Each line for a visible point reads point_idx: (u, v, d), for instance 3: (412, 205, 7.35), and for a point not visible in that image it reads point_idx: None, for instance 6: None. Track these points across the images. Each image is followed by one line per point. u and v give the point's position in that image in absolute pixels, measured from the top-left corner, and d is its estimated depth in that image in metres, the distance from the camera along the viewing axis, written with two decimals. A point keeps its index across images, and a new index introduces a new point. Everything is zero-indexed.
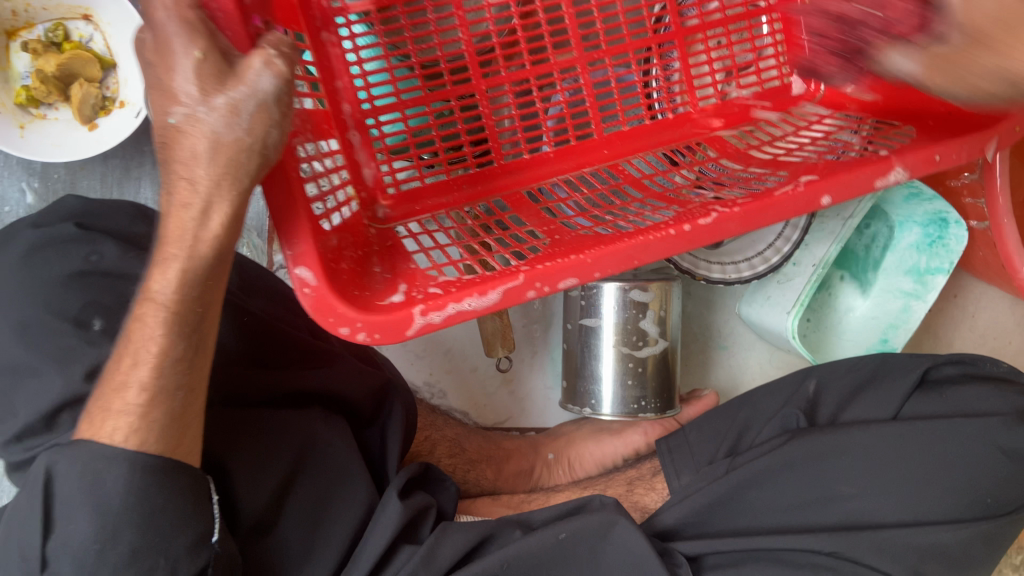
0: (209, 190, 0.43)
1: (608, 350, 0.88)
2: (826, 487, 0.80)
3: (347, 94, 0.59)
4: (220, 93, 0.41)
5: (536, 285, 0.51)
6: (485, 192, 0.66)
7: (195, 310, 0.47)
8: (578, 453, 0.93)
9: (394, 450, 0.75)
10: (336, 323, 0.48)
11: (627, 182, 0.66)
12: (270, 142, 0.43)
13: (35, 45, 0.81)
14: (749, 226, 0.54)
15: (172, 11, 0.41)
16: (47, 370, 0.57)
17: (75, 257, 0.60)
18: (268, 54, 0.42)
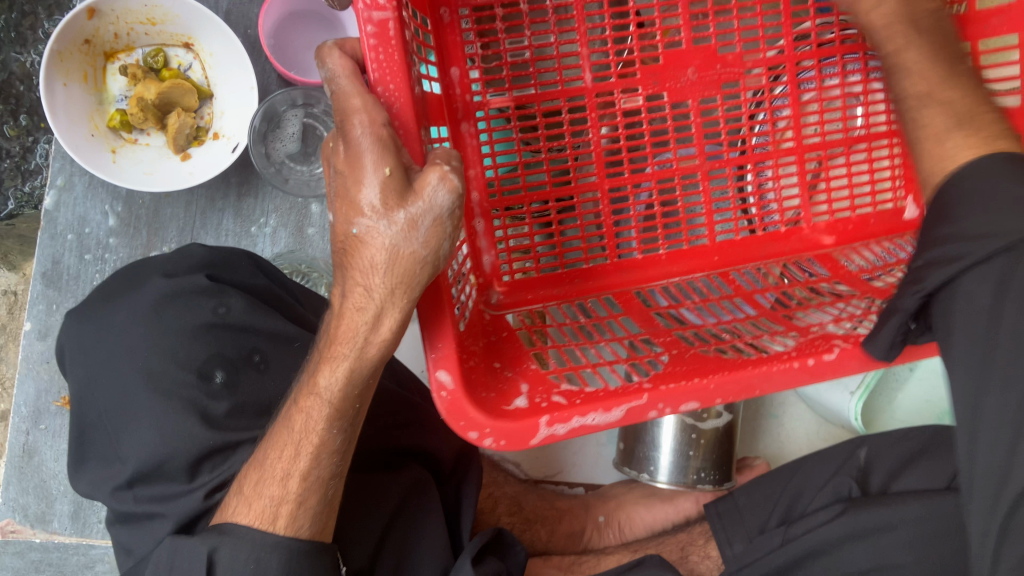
0: (382, 297, 0.50)
1: (670, 423, 0.89)
2: (882, 556, 0.78)
3: (477, 183, 0.76)
4: (402, 208, 0.48)
5: (657, 405, 0.61)
6: (583, 291, 0.79)
7: (352, 396, 0.54)
8: (629, 516, 0.94)
9: (470, 511, 0.75)
10: (464, 426, 0.58)
11: (738, 295, 0.77)
12: (441, 253, 0.50)
13: (135, 70, 0.80)
14: (862, 363, 0.63)
15: (368, 130, 0.49)
16: (168, 421, 0.57)
17: (203, 309, 0.60)
18: (445, 173, 0.49)
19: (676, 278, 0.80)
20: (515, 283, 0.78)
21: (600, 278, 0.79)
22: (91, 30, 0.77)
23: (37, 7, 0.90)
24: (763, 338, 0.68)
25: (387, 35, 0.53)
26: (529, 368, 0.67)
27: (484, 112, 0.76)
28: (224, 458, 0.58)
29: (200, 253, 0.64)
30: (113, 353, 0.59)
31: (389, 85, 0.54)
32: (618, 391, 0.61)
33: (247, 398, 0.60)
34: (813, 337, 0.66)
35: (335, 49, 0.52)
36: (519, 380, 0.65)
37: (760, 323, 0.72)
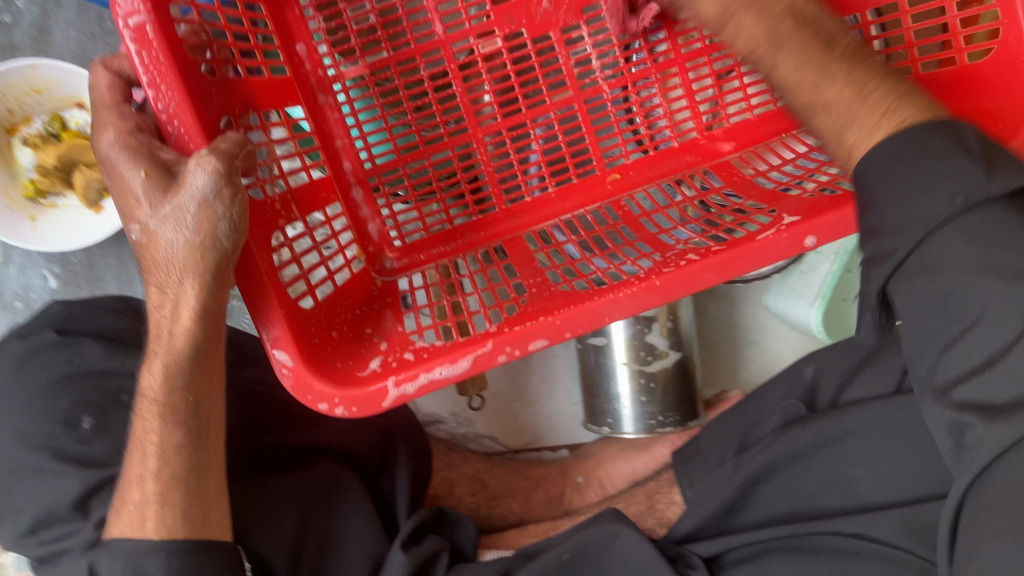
0: (173, 284, 0.50)
1: (620, 370, 0.87)
2: (835, 476, 0.75)
3: (347, 154, 0.74)
4: (166, 200, 0.48)
5: (505, 349, 0.57)
6: (476, 243, 0.77)
7: (184, 393, 0.55)
8: (607, 472, 0.92)
9: (403, 495, 0.76)
10: (315, 399, 0.56)
11: (624, 221, 0.74)
12: (221, 234, 0.49)
13: (36, 140, 0.85)
14: (716, 275, 0.58)
15: (117, 141, 0.49)
16: (45, 467, 0.60)
17: (59, 361, 0.65)
18: (201, 156, 0.47)
19: (569, 214, 0.77)
20: (407, 247, 0.77)
21: (491, 226, 0.77)
22: None
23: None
24: (628, 265, 0.65)
25: (146, 37, 0.48)
26: (398, 331, 0.66)
27: (342, 86, 0.73)
28: (112, 492, 0.60)
29: (60, 310, 0.69)
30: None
31: (161, 87, 0.49)
32: (467, 341, 0.58)
33: (121, 434, 0.63)
34: (672, 255, 0.62)
35: (100, 69, 0.54)
36: (382, 346, 0.64)
37: (636, 248, 0.68)
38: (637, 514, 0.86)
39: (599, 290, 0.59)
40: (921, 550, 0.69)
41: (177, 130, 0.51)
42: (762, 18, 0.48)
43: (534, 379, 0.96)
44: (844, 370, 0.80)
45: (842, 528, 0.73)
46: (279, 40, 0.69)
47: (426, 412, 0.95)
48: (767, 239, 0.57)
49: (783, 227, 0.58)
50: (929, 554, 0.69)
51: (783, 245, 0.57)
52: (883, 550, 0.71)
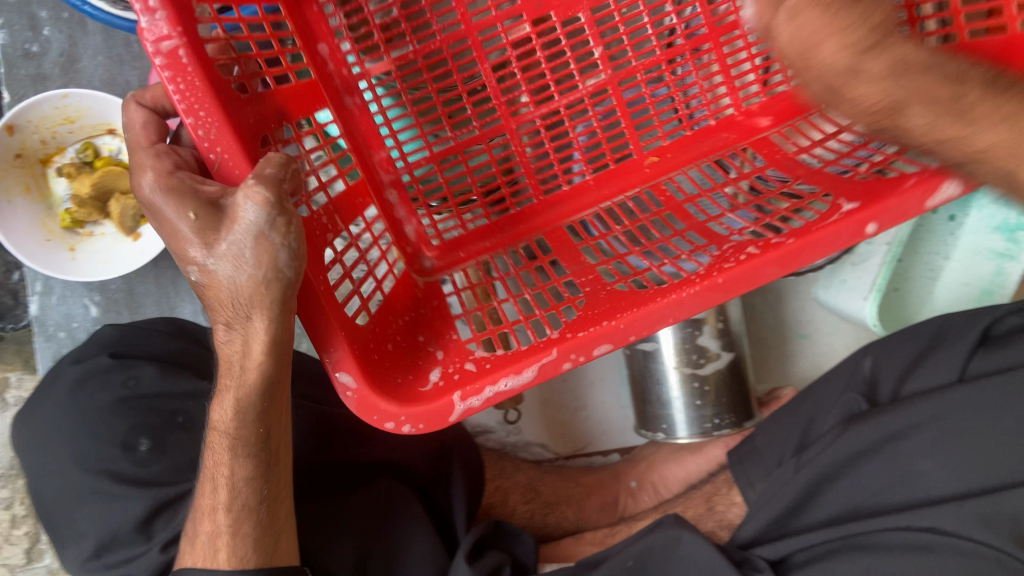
0: (238, 320, 0.47)
1: (670, 373, 0.85)
2: (902, 468, 0.73)
3: (377, 155, 0.69)
4: (220, 240, 0.45)
5: (571, 356, 0.55)
6: (517, 237, 0.73)
7: (256, 427, 0.52)
8: (660, 475, 0.91)
9: (460, 509, 0.75)
10: (380, 419, 0.55)
11: (669, 208, 0.69)
12: (281, 265, 0.45)
13: (69, 169, 0.84)
14: (779, 269, 0.54)
15: (157, 184, 0.47)
16: (107, 493, 0.59)
17: (114, 385, 0.63)
18: (248, 188, 0.44)
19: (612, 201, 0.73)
20: (444, 244, 0.73)
21: (532, 220, 0.73)
22: (17, 145, 0.82)
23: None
24: (682, 259, 0.62)
25: (181, 62, 0.46)
26: (451, 339, 0.64)
27: (369, 83, 0.67)
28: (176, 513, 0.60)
29: (109, 334, 0.67)
30: (50, 449, 0.62)
31: (200, 112, 0.47)
32: (532, 350, 0.56)
33: (180, 456, 0.62)
34: (728, 248, 0.59)
35: (135, 109, 0.54)
36: (437, 357, 0.62)
37: (685, 240, 0.65)
38: (695, 516, 0.84)
39: (662, 289, 0.57)
40: (997, 542, 0.67)
41: (218, 155, 0.49)
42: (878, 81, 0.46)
43: (582, 383, 0.94)
44: (903, 361, 0.80)
45: (912, 522, 0.71)
46: (304, 42, 0.62)
47: (474, 423, 0.94)
48: (833, 225, 0.54)
49: (842, 215, 0.55)
50: (1005, 544, 0.66)
51: (844, 236, 0.54)
52: (958, 544, 0.68)
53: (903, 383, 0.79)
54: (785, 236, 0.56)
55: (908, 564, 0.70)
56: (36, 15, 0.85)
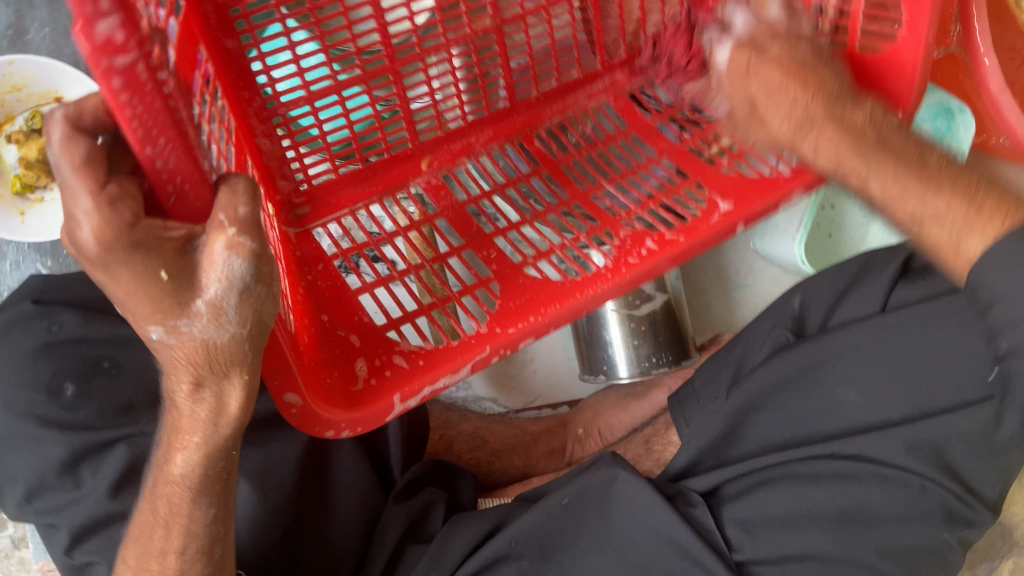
0: (216, 380, 0.45)
1: (609, 314, 0.87)
2: (827, 402, 0.75)
3: (256, 103, 0.61)
4: (198, 296, 0.41)
5: (500, 351, 0.59)
6: (388, 184, 0.71)
7: (214, 473, 0.51)
8: (607, 422, 0.93)
9: (399, 451, 0.77)
10: (321, 428, 0.55)
11: (545, 168, 0.71)
12: (265, 316, 0.44)
13: (17, 136, 0.87)
14: (671, 262, 0.62)
15: (115, 246, 0.38)
16: (35, 436, 0.61)
17: (37, 331, 0.65)
18: (232, 239, 0.40)
19: (482, 151, 0.73)
20: (312, 190, 0.70)
21: (406, 167, 0.72)
22: None
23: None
24: (580, 241, 0.64)
25: (139, 82, 0.36)
26: (364, 321, 0.62)
27: (243, 10, 0.57)
28: (101, 459, 0.62)
29: (35, 283, 0.68)
30: None
31: (157, 137, 0.38)
32: (463, 347, 0.59)
33: (105, 401, 0.64)
34: (625, 237, 0.64)
35: (57, 121, 0.37)
36: (354, 344, 0.61)
37: (574, 213, 0.67)
38: (635, 457, 0.86)
39: (574, 284, 0.61)
40: (924, 469, 0.69)
41: (178, 186, 0.40)
42: (817, 139, 0.58)
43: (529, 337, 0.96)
44: (830, 296, 0.81)
45: (838, 450, 0.73)
46: None
47: None
48: (715, 225, 0.63)
49: (721, 215, 0.64)
50: (931, 471, 0.69)
51: (721, 234, 0.63)
52: (882, 471, 0.70)
53: (831, 315, 0.80)
54: (676, 233, 0.63)
55: (832, 491, 0.72)
56: None
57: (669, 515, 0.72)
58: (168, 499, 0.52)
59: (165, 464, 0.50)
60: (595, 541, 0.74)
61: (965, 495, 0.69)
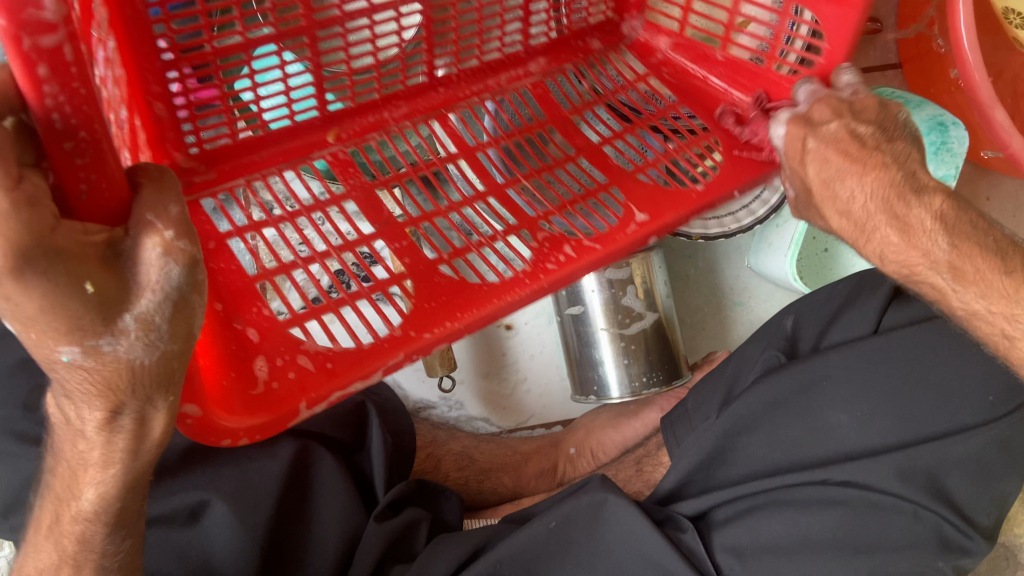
0: (140, 404, 0.40)
1: (600, 334, 0.86)
2: (816, 426, 0.71)
3: (153, 72, 0.56)
4: (127, 313, 0.36)
5: (413, 356, 0.58)
6: (293, 154, 0.67)
7: (127, 504, 0.49)
8: (599, 441, 0.91)
9: (381, 471, 0.75)
10: (217, 437, 0.55)
11: (462, 154, 0.70)
12: (196, 328, 0.40)
13: None
14: (590, 270, 0.63)
15: (31, 263, 0.32)
16: (9, 452, 0.62)
17: (13, 346, 0.65)
18: (172, 245, 0.36)
19: (393, 125, 0.70)
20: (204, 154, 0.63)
21: (310, 137, 0.68)
22: None
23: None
24: (498, 242, 0.65)
25: (63, 63, 0.33)
26: (263, 315, 0.59)
27: None
28: None
29: None
30: None
31: (77, 130, 0.35)
32: (374, 351, 0.58)
33: None
34: (543, 240, 0.64)
35: None
36: (251, 338, 0.58)
37: (487, 210, 0.67)
38: (626, 478, 0.85)
39: (492, 288, 0.61)
40: (914, 494, 0.67)
41: (89, 188, 0.36)
42: (916, 242, 0.58)
43: (518, 357, 0.96)
44: (824, 317, 0.78)
45: (829, 476, 0.69)
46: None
47: (415, 398, 0.94)
48: (632, 234, 0.64)
49: (639, 225, 0.65)
50: (921, 497, 0.67)
51: (638, 242, 0.65)
52: (874, 497, 0.68)
53: (824, 336, 0.77)
54: (593, 239, 0.64)
55: (823, 518, 0.68)
56: None
57: (657, 540, 0.70)
58: (76, 536, 0.50)
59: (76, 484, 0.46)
60: (585, 562, 0.72)
61: (954, 518, 0.68)
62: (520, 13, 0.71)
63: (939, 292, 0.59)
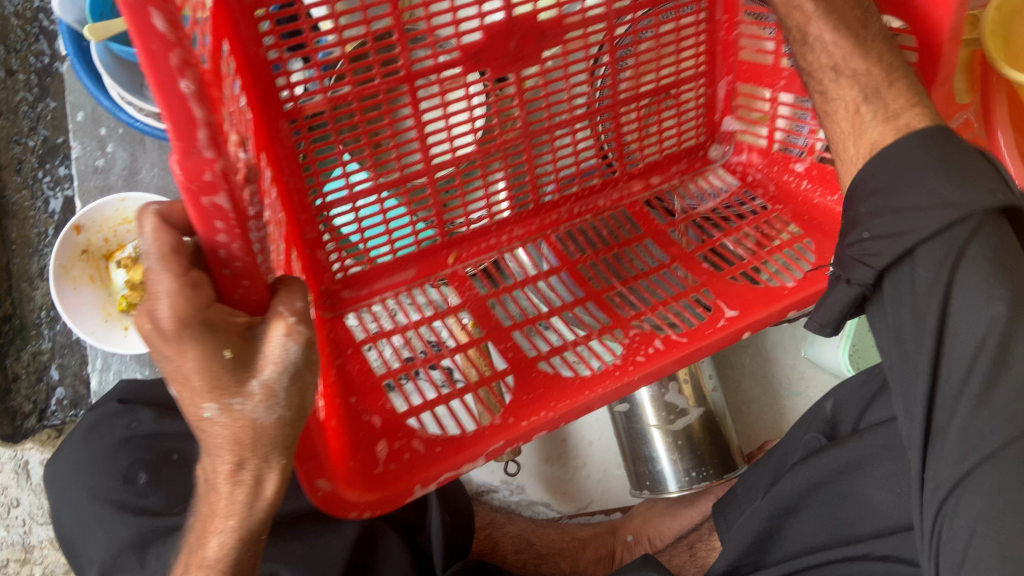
0: (256, 461, 0.46)
1: (651, 429, 0.90)
2: (863, 509, 0.69)
3: (297, 194, 0.68)
4: (255, 377, 0.43)
5: (512, 444, 0.66)
6: (420, 275, 0.80)
7: (245, 558, 0.52)
8: (656, 528, 0.94)
9: (438, 549, 0.80)
10: (344, 509, 0.62)
11: (564, 268, 0.80)
12: (306, 402, 0.47)
13: (127, 261, 0.99)
14: (677, 364, 0.69)
15: (189, 333, 0.41)
16: (110, 518, 0.69)
17: (120, 427, 0.75)
18: (291, 325, 0.44)
19: (504, 248, 0.82)
20: (347, 280, 0.77)
21: (431, 261, 0.80)
22: (83, 243, 0.98)
23: (46, 252, 1.13)
24: (593, 340, 0.72)
25: (223, 208, 0.41)
26: (387, 407, 0.69)
27: (297, 111, 0.64)
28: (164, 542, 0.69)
29: (123, 386, 0.79)
30: (66, 487, 0.74)
31: (236, 262, 0.43)
32: (477, 437, 0.66)
33: (172, 487, 0.72)
34: (634, 337, 0.71)
35: (150, 219, 0.41)
36: (375, 426, 0.68)
37: (589, 311, 0.75)
38: (680, 563, 0.88)
39: (582, 382, 0.69)
40: None
41: (241, 292, 0.44)
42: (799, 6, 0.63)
43: (575, 445, 1.00)
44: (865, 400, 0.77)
45: (871, 552, 0.66)
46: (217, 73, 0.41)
47: (479, 481, 0.99)
48: (721, 329, 0.70)
49: (727, 321, 0.71)
50: None
51: (727, 337, 0.70)
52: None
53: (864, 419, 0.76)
54: (682, 335, 0.71)
55: None
56: (101, 135, 1.04)
57: None
58: None
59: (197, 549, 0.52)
60: None
61: None
62: (614, 151, 0.82)
63: (808, 49, 0.63)
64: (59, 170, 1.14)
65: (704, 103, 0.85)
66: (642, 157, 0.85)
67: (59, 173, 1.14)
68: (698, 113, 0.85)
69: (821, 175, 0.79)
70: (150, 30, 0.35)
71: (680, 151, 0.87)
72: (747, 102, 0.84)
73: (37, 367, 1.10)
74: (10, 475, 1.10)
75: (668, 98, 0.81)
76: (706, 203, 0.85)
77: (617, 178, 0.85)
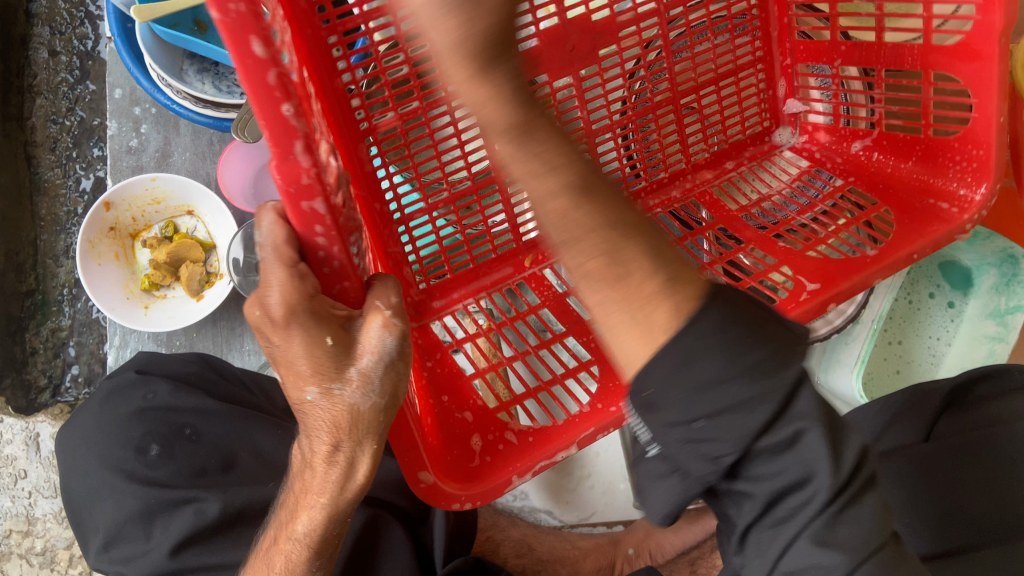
0: (352, 444, 0.51)
1: None
2: None
3: (383, 213, 0.70)
4: (353, 365, 0.48)
5: (606, 428, 0.65)
6: (500, 281, 0.80)
7: (331, 535, 0.57)
8: (657, 543, 0.94)
9: (440, 544, 0.81)
10: (447, 501, 0.62)
11: None
12: (400, 390, 0.51)
13: (152, 242, 1.01)
14: None
15: (293, 317, 0.46)
16: (121, 488, 0.70)
17: (135, 397, 0.75)
18: (388, 318, 0.49)
19: None
20: (431, 289, 0.78)
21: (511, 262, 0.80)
22: (111, 220, 0.99)
23: (74, 231, 1.15)
24: None
25: (316, 203, 0.46)
26: (478, 402, 0.70)
27: (370, 123, 0.67)
28: (171, 516, 0.69)
29: (142, 359, 0.80)
30: (78, 453, 0.75)
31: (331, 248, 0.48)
32: (566, 426, 0.65)
33: (184, 460, 0.72)
34: None
35: (271, 214, 0.47)
36: (467, 421, 0.69)
37: None
38: None
39: None
40: None
41: (341, 285, 0.50)
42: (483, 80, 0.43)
43: (584, 453, 0.99)
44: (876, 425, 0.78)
45: None
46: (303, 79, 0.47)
47: None
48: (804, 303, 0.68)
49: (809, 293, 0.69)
50: None
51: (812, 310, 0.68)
52: None
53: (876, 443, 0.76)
54: None
55: None
56: (135, 115, 1.05)
57: None
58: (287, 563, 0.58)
59: (289, 522, 0.57)
60: None
61: None
62: (677, 140, 0.83)
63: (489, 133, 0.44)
64: (91, 151, 1.16)
65: (765, 99, 0.86)
66: (706, 148, 0.85)
67: (91, 155, 1.16)
68: (759, 96, 0.86)
69: (894, 146, 0.77)
70: (247, 52, 0.39)
71: (751, 136, 0.87)
72: (805, 81, 0.84)
73: (55, 342, 1.13)
74: (20, 445, 1.10)
75: (727, 86, 0.83)
76: (777, 187, 0.84)
77: (686, 172, 0.85)
